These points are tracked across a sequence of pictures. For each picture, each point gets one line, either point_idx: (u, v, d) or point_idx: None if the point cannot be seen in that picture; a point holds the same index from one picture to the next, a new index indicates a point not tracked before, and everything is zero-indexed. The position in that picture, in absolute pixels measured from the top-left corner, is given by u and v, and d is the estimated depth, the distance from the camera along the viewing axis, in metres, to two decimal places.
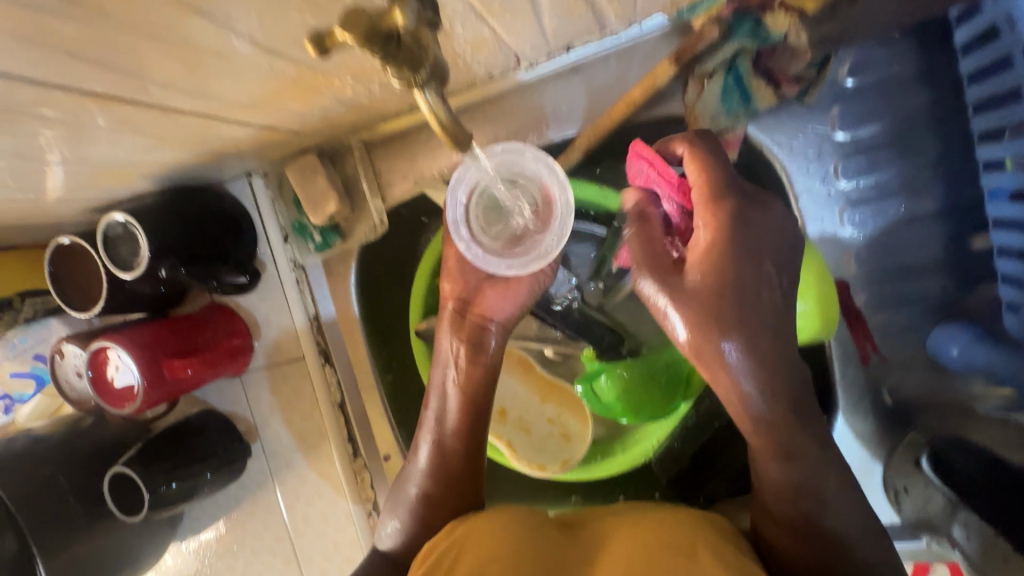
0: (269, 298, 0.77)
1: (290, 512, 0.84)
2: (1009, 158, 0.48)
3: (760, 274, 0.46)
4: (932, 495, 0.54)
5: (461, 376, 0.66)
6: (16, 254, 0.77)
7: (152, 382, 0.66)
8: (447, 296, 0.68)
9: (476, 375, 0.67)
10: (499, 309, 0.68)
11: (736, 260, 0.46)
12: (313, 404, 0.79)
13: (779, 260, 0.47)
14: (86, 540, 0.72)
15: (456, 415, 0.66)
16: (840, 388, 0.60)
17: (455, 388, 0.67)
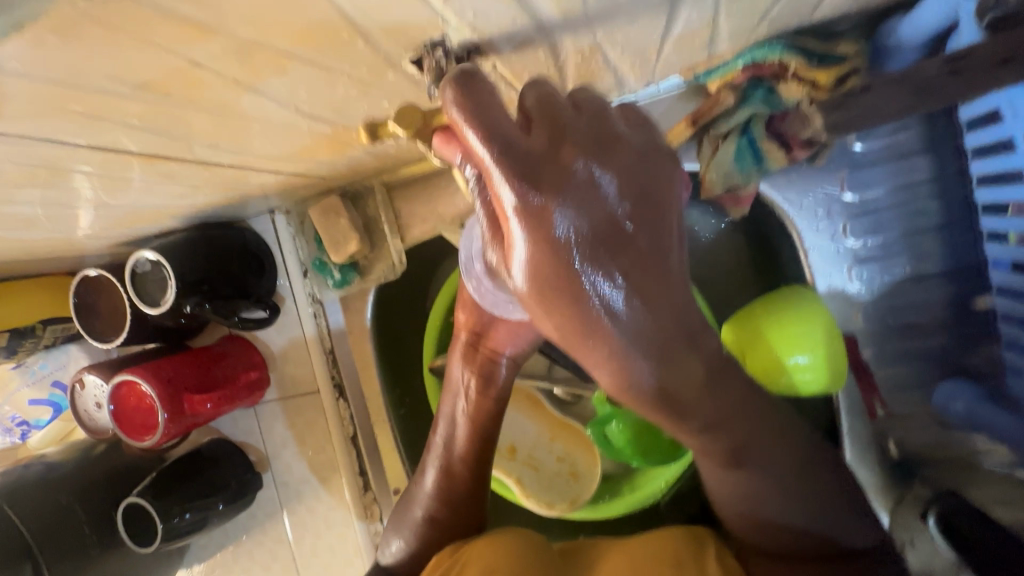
0: (287, 332, 0.79)
1: (298, 544, 0.84)
2: (1013, 232, 0.50)
3: (652, 241, 0.36)
4: (938, 551, 0.54)
5: (471, 406, 0.68)
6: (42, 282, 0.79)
7: (174, 415, 0.68)
8: (462, 327, 0.68)
9: (484, 407, 0.68)
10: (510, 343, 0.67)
11: (640, 226, 0.35)
12: (326, 436, 0.80)
13: (619, 240, 0.35)
14: (97, 569, 0.73)
15: (464, 442, 0.69)
16: (846, 438, 0.63)
17: (465, 417, 0.69)
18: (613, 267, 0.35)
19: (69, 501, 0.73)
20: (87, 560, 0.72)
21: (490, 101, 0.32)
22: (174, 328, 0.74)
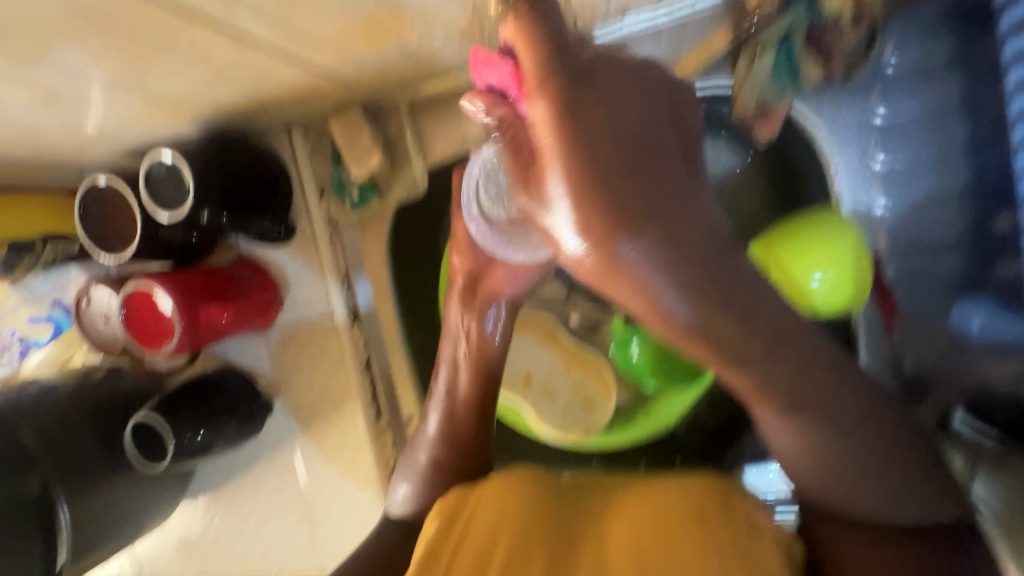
0: (302, 253, 0.77)
1: (308, 471, 0.84)
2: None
3: (650, 156, 0.29)
4: (954, 456, 0.56)
5: (472, 349, 0.63)
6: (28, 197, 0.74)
7: (187, 327, 0.69)
8: (457, 270, 0.62)
9: (487, 350, 0.63)
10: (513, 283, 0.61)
11: (611, 131, 0.28)
12: (339, 362, 0.79)
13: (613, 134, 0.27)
14: (105, 488, 0.71)
15: (468, 386, 0.63)
16: (863, 356, 0.64)
17: (467, 360, 0.63)
18: (607, 190, 0.28)
19: (76, 417, 0.71)
20: (96, 479, 0.70)
21: (546, 18, 0.32)
22: (185, 246, 0.73)
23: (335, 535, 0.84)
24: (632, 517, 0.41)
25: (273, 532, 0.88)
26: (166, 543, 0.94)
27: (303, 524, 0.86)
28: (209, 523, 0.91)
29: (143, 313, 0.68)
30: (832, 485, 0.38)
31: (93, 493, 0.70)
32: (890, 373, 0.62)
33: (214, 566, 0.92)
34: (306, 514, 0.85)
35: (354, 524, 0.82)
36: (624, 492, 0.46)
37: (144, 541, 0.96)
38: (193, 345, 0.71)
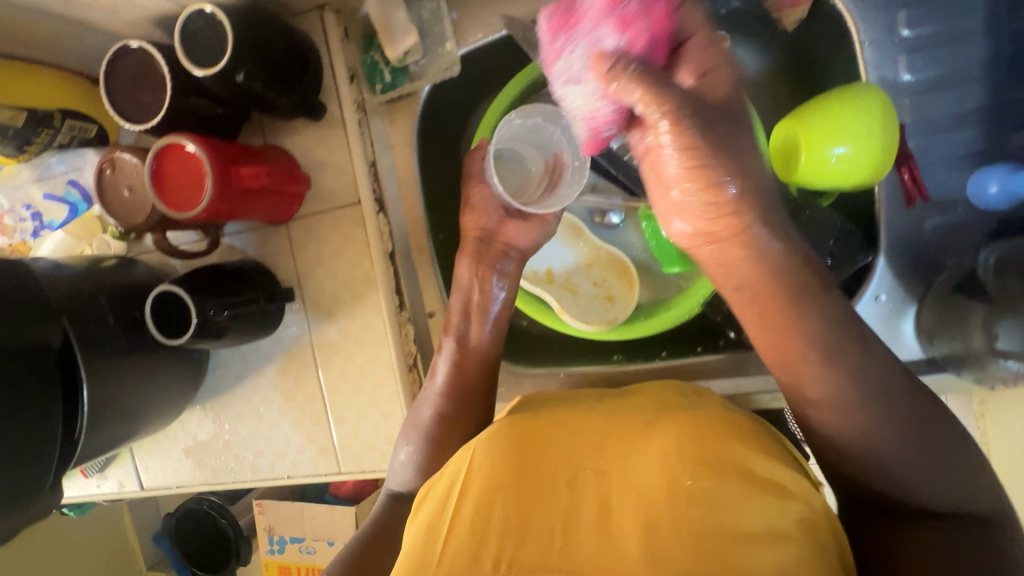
0: (329, 139, 0.77)
1: (326, 368, 0.82)
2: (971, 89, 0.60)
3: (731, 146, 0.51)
4: (971, 316, 0.56)
5: (481, 296, 0.76)
6: (40, 71, 0.73)
7: (220, 180, 0.64)
8: (471, 227, 0.77)
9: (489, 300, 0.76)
10: (522, 231, 0.77)
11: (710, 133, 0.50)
12: (363, 251, 0.78)
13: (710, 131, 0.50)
14: (122, 364, 0.70)
15: (480, 336, 0.76)
16: (883, 230, 0.65)
17: (476, 306, 0.76)
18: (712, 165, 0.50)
19: (94, 291, 0.70)
20: (114, 352, 0.68)
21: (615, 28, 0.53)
22: (213, 118, 0.72)
23: (352, 433, 0.83)
24: (588, 430, 0.63)
25: (287, 434, 0.86)
26: (174, 451, 0.92)
27: (319, 424, 0.84)
28: (219, 429, 0.89)
29: (175, 170, 0.64)
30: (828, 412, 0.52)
31: (111, 365, 0.68)
32: (910, 246, 0.65)
33: (223, 473, 0.90)
34: (322, 413, 0.84)
35: (373, 420, 0.82)
36: (609, 424, 0.64)
37: (149, 452, 0.93)
38: (222, 213, 0.66)
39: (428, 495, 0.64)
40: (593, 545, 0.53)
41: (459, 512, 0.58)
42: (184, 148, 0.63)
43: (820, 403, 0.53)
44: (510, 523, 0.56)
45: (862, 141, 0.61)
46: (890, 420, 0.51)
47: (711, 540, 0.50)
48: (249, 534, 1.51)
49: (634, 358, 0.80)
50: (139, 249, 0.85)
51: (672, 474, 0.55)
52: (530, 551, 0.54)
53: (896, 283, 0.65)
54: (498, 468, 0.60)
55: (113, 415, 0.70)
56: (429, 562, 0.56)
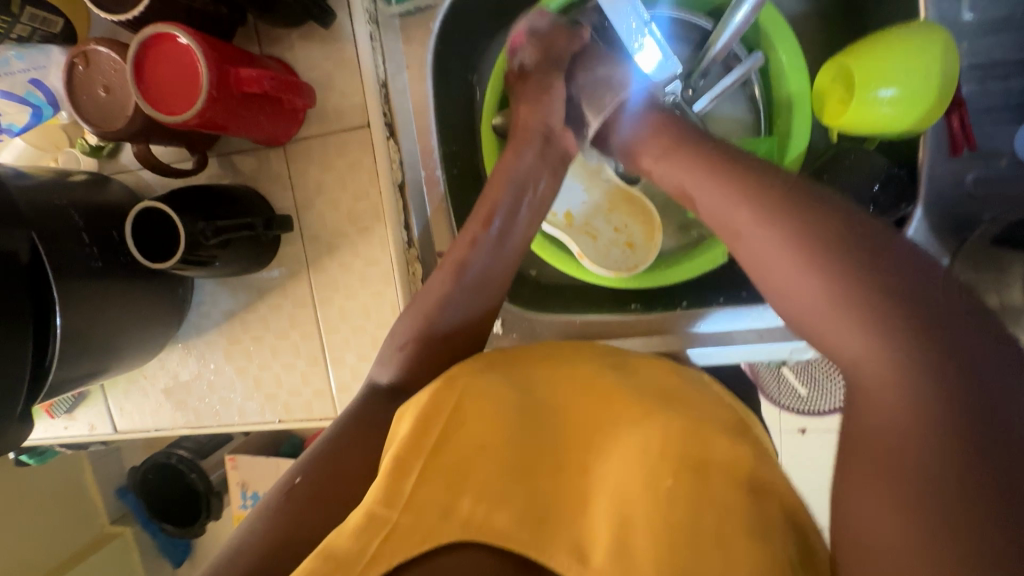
0: (336, 51, 0.70)
1: (324, 306, 0.77)
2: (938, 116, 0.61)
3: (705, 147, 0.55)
4: None
5: (499, 233, 0.69)
6: None
7: (217, 80, 0.56)
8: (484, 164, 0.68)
9: (507, 233, 0.69)
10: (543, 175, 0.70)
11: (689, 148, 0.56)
12: (371, 180, 0.72)
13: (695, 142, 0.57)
14: (103, 290, 0.63)
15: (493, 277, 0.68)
16: (924, 181, 0.62)
17: (493, 242, 0.69)
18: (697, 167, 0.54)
19: (66, 206, 0.62)
20: (91, 273, 0.62)
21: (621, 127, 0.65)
22: (205, 13, 0.63)
23: (350, 377, 0.78)
24: (582, 404, 0.61)
25: (279, 376, 0.81)
26: (152, 392, 0.85)
27: (315, 365, 0.79)
28: (202, 369, 0.83)
29: (162, 64, 0.56)
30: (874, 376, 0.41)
31: (88, 287, 0.61)
32: (948, 200, 0.62)
33: (206, 416, 0.84)
34: (318, 354, 0.79)
35: (375, 363, 0.77)
36: (606, 398, 0.61)
37: (123, 393, 0.87)
38: (215, 122, 0.58)
39: (400, 417, 0.59)
40: (563, 529, 0.55)
41: (435, 459, 0.55)
42: (176, 41, 0.55)
43: (837, 341, 0.43)
44: (489, 483, 0.55)
45: (909, 81, 0.58)
46: (892, 336, 0.40)
47: (676, 542, 0.50)
48: (220, 489, 1.42)
49: (654, 307, 0.77)
50: (113, 167, 0.78)
51: (655, 474, 0.55)
52: (505, 513, 0.54)
53: (931, 235, 0.63)
54: (488, 424, 0.58)
55: (90, 343, 0.63)
56: (395, 502, 0.52)
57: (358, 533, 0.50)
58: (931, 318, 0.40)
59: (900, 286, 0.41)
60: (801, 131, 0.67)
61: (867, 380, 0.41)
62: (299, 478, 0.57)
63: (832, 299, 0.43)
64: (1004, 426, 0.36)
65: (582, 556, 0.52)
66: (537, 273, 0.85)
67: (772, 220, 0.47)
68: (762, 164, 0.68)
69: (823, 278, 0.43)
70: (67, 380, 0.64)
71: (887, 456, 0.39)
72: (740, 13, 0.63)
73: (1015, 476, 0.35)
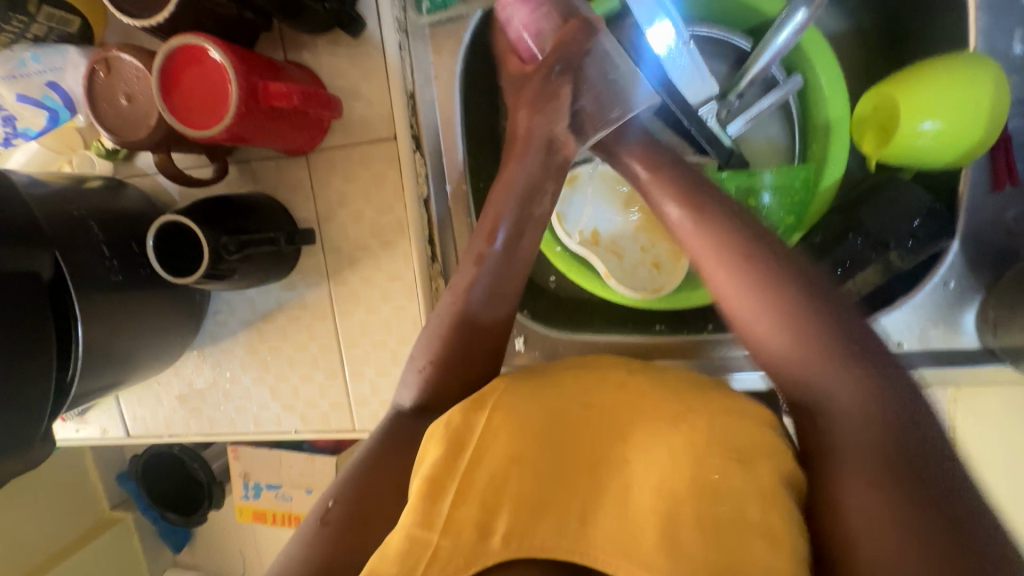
0: (363, 61, 0.67)
1: (344, 319, 0.76)
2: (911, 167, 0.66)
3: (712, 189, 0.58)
4: None
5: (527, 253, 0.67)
6: None
7: (247, 94, 0.54)
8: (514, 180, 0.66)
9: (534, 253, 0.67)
10: None
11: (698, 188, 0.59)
12: (396, 193, 0.71)
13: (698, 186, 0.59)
14: (124, 303, 0.62)
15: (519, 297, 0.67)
16: (963, 216, 0.61)
17: None
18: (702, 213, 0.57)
19: (85, 217, 0.61)
20: (111, 287, 0.60)
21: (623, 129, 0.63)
22: (229, 18, 0.61)
23: (369, 391, 0.77)
24: (614, 409, 0.60)
25: (296, 388, 0.80)
26: (166, 398, 0.84)
27: (333, 378, 0.78)
28: (218, 377, 0.82)
29: (190, 77, 0.54)
30: (822, 391, 0.51)
31: (110, 303, 0.60)
32: (986, 235, 0.61)
33: (221, 424, 0.83)
34: (337, 367, 0.78)
35: (394, 377, 0.76)
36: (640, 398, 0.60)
37: (136, 397, 0.85)
38: (242, 136, 0.56)
39: (431, 437, 0.59)
40: (610, 528, 0.53)
41: (468, 476, 0.55)
42: (205, 52, 0.53)
43: (791, 378, 0.52)
44: (528, 493, 0.55)
45: (956, 113, 0.57)
46: (854, 378, 0.50)
47: (724, 538, 0.49)
48: (222, 479, 1.42)
49: (680, 330, 0.77)
50: (128, 171, 0.76)
51: (699, 465, 0.52)
52: (548, 526, 0.53)
53: (967, 270, 0.62)
54: (515, 434, 0.57)
55: (111, 356, 0.62)
56: (433, 524, 0.53)
57: (401, 558, 0.51)
58: (871, 356, 0.50)
59: (850, 334, 0.51)
60: (838, 158, 0.66)
61: (820, 389, 0.51)
62: (333, 503, 0.57)
63: (793, 339, 0.52)
64: (925, 446, 0.47)
65: (633, 553, 0.51)
66: (556, 285, 0.84)
67: (755, 272, 0.53)
68: (796, 187, 0.65)
69: (802, 327, 0.51)
70: (86, 393, 0.63)
71: (865, 462, 0.47)
72: (783, 34, 0.61)
73: (948, 479, 0.45)
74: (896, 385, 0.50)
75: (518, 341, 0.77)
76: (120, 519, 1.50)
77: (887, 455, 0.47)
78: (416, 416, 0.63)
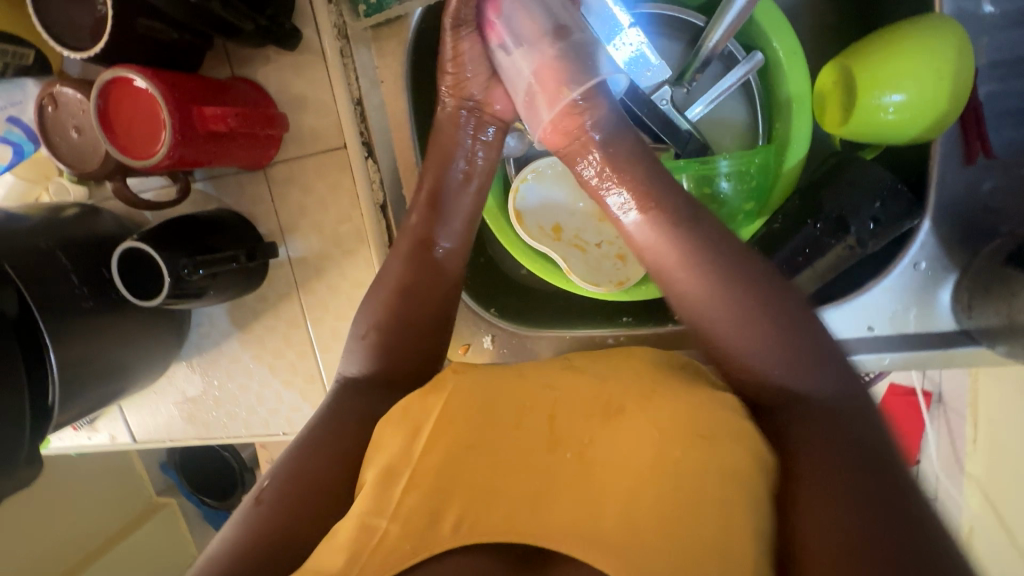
0: (307, 72, 0.67)
1: (317, 326, 0.78)
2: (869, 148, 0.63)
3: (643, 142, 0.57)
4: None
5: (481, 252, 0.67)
6: None
7: (182, 124, 0.55)
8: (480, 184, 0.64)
9: None
10: None
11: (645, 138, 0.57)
12: (352, 202, 0.71)
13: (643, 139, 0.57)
14: (98, 327, 0.65)
15: None
16: (936, 184, 0.58)
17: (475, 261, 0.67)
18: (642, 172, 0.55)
19: (52, 248, 0.64)
20: (84, 313, 0.63)
21: None
22: (169, 46, 0.61)
23: None
24: (578, 394, 0.54)
25: (279, 392, 0.82)
26: (164, 406, 0.89)
27: (312, 382, 0.80)
28: (208, 385, 0.86)
29: (128, 109, 0.55)
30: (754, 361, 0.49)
31: (81, 327, 0.63)
32: (961, 210, 0.58)
33: (216, 428, 0.88)
34: (315, 373, 0.80)
35: None
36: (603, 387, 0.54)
37: (137, 406, 0.90)
38: (186, 161, 0.57)
39: (387, 424, 0.53)
40: (566, 514, 0.49)
41: (422, 462, 0.51)
42: (137, 84, 0.54)
43: (728, 342, 0.50)
44: (478, 483, 0.51)
45: (915, 85, 0.53)
46: (799, 365, 0.48)
47: (678, 534, 0.44)
48: (252, 465, 1.50)
49: (646, 320, 0.76)
50: (102, 195, 0.78)
51: (658, 448, 0.48)
52: (497, 513, 0.50)
53: (939, 250, 0.58)
54: (473, 421, 0.53)
55: (89, 380, 0.66)
56: (384, 509, 0.48)
57: (348, 549, 0.46)
58: (820, 351, 0.48)
59: (807, 330, 0.48)
60: (800, 138, 0.62)
61: (751, 351, 0.49)
62: (270, 482, 0.52)
63: (765, 333, 0.48)
64: (858, 431, 0.45)
65: (587, 539, 0.46)
66: (528, 276, 0.83)
67: (720, 273, 0.50)
68: (754, 172, 0.63)
69: (736, 284, 0.49)
70: (73, 412, 0.67)
71: (806, 450, 0.45)
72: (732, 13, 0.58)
73: (909, 493, 0.41)
74: (851, 381, 0.48)
75: (486, 340, 0.76)
76: (165, 504, 1.59)
77: (850, 455, 0.43)
78: (368, 392, 0.59)
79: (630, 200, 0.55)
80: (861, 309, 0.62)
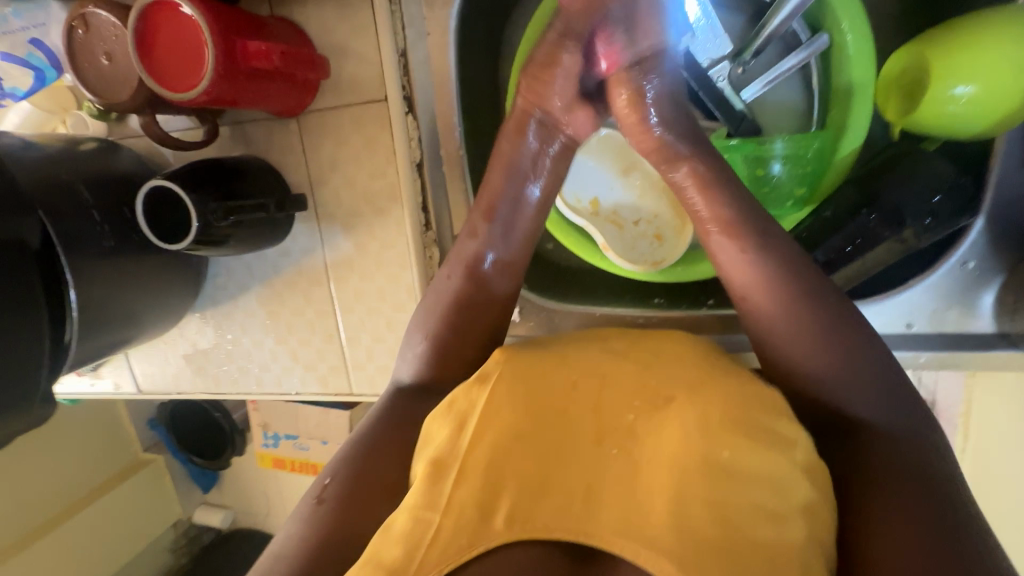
0: (352, 18, 0.64)
1: (340, 285, 0.75)
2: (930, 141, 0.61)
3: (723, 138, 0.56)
4: None
5: None
6: None
7: (224, 57, 0.52)
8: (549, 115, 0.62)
9: None
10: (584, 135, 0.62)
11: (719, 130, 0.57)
12: (388, 158, 0.69)
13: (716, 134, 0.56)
14: (117, 267, 0.62)
15: None
16: (992, 189, 0.57)
17: None
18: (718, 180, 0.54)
19: (73, 181, 0.61)
20: (104, 252, 0.60)
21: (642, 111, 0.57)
22: None
23: (366, 356, 0.78)
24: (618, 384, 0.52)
25: (295, 351, 0.81)
26: (172, 357, 0.87)
27: (330, 343, 0.79)
28: (221, 339, 0.83)
29: (168, 37, 0.52)
30: (816, 361, 0.49)
31: (101, 266, 0.60)
32: (1016, 213, 0.57)
33: (226, 383, 0.86)
34: (333, 333, 0.78)
35: (390, 344, 0.76)
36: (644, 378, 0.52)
37: (145, 355, 0.88)
38: (224, 98, 0.54)
39: (436, 418, 0.53)
40: (615, 509, 0.46)
41: (469, 455, 0.49)
42: (179, 10, 0.51)
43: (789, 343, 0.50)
44: (530, 474, 0.48)
45: (987, 77, 0.52)
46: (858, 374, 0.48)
47: (731, 524, 0.42)
48: (245, 427, 1.48)
49: (679, 304, 0.75)
50: (122, 133, 0.74)
51: (702, 442, 0.46)
52: (550, 507, 0.46)
53: (988, 250, 0.58)
54: (520, 411, 0.51)
55: (106, 323, 0.63)
56: (435, 504, 0.47)
57: (403, 539, 0.45)
58: (885, 372, 0.48)
59: (878, 347, 0.49)
60: (859, 124, 0.61)
61: (818, 356, 0.49)
62: (331, 480, 0.52)
63: (834, 353, 0.49)
64: (902, 448, 0.46)
65: (639, 533, 0.44)
66: (556, 250, 0.81)
67: (786, 275, 0.51)
68: (810, 156, 0.61)
69: (801, 298, 0.50)
70: (87, 355, 0.65)
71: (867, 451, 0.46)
72: None
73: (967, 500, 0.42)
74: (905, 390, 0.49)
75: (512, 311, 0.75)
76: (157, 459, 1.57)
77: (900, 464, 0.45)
78: (417, 395, 0.58)
79: (710, 183, 0.54)
80: (901, 306, 0.61)
